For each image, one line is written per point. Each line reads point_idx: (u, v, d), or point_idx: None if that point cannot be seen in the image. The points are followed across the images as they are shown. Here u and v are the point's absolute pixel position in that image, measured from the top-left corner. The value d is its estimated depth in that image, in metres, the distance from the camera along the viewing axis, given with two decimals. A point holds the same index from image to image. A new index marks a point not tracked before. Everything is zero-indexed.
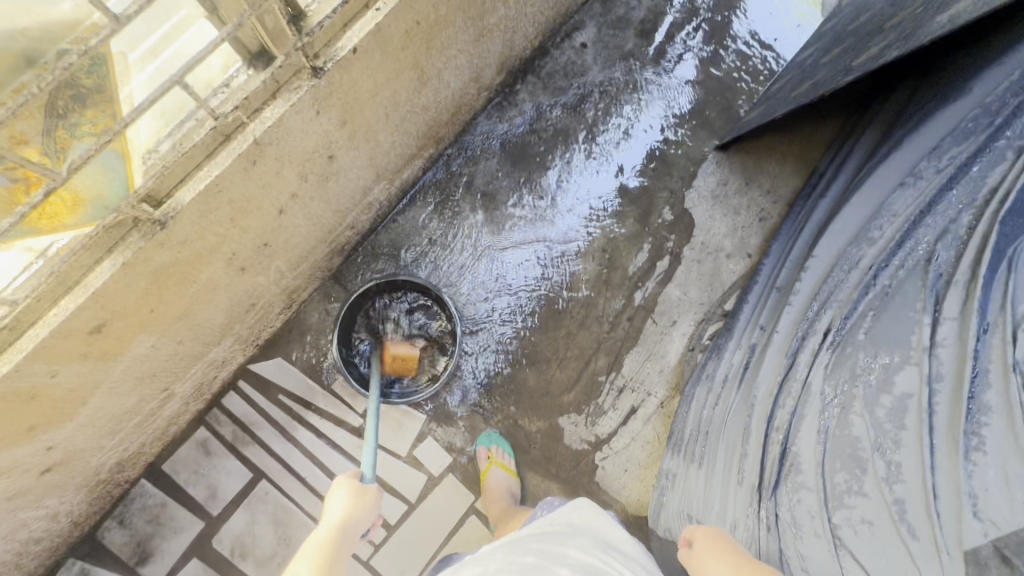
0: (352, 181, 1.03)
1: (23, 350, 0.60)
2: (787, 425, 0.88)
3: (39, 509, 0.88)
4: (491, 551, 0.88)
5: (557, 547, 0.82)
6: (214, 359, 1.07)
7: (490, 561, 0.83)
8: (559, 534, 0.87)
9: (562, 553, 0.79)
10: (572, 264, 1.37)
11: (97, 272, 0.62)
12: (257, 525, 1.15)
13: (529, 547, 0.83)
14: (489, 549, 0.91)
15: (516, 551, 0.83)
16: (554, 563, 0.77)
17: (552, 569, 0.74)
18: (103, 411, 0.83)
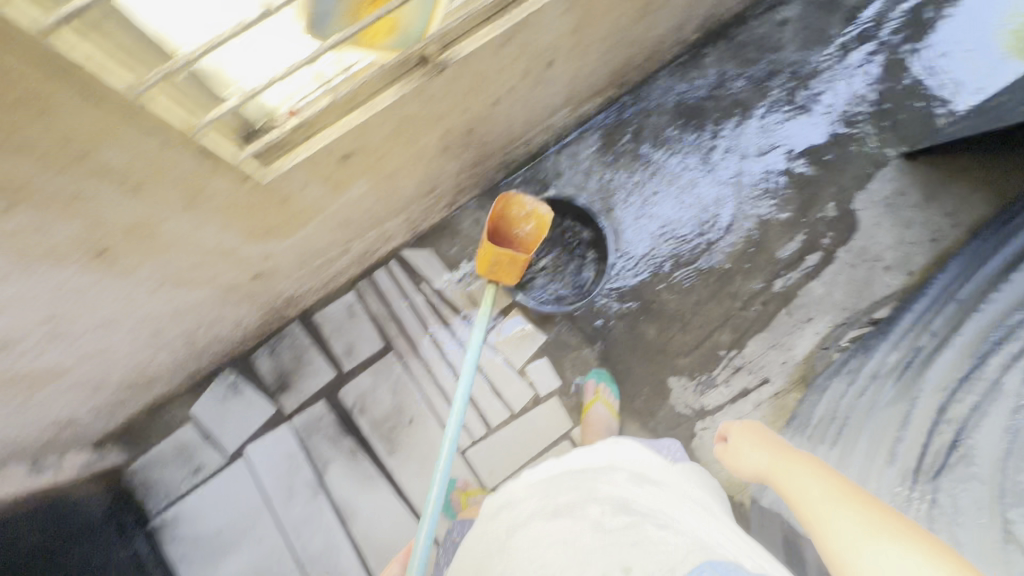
0: (549, 95, 1.08)
1: (317, 146, 0.68)
2: (962, 419, 0.82)
3: (234, 311, 1.03)
4: (528, 486, 0.91)
5: (590, 485, 0.83)
6: (385, 232, 1.18)
7: (526, 503, 0.85)
8: (592, 471, 0.88)
9: (594, 493, 0.81)
10: (718, 235, 1.36)
11: (380, 97, 0.69)
12: (378, 389, 1.28)
13: (563, 487, 0.85)
14: (529, 479, 0.93)
15: (553, 489, 0.86)
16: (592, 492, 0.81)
17: (583, 509, 0.77)
18: (309, 240, 0.95)
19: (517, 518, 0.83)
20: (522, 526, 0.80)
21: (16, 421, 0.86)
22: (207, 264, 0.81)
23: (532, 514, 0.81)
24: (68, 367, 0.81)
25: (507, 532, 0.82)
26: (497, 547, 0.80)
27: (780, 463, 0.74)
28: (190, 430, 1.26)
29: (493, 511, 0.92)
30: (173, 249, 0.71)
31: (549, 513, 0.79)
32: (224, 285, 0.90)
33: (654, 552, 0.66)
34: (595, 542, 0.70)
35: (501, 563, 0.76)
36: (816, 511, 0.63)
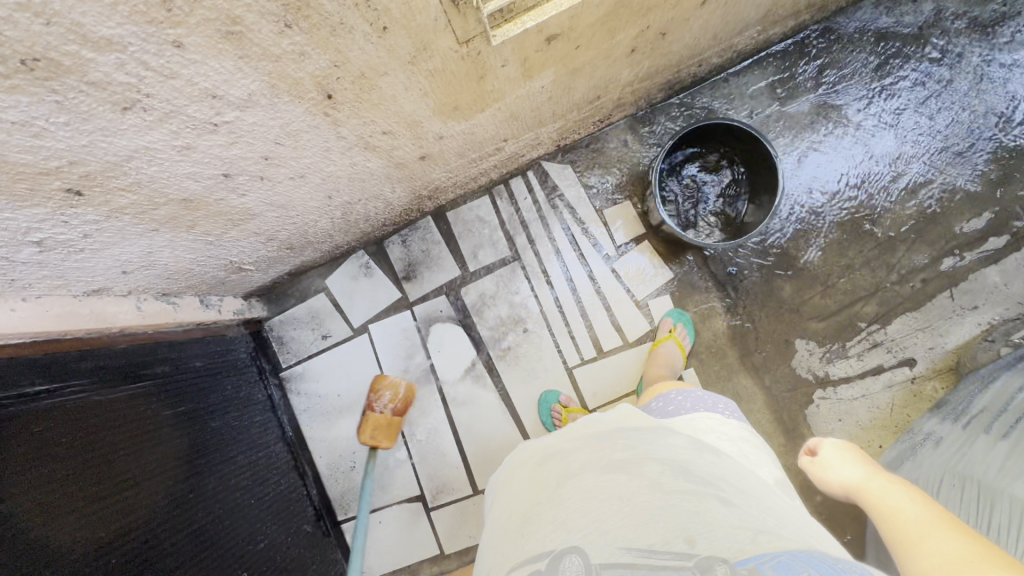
0: (750, 6, 0.97)
1: (545, 16, 0.67)
2: None
3: (391, 191, 1.06)
4: (575, 438, 0.87)
5: (645, 448, 0.80)
6: (537, 137, 1.15)
7: (575, 454, 0.82)
8: (650, 433, 0.85)
9: (649, 456, 0.77)
10: (889, 198, 1.22)
11: None
12: (498, 295, 1.31)
13: (617, 443, 0.81)
14: (577, 430, 0.90)
15: (603, 442, 0.82)
16: (646, 454, 0.78)
17: (639, 467, 0.74)
18: (478, 129, 0.95)
19: (565, 468, 0.79)
20: (572, 475, 0.76)
21: (206, 255, 0.95)
22: (394, 133, 0.82)
23: (582, 466, 0.77)
24: (258, 212, 0.87)
25: (552, 481, 0.78)
26: (542, 494, 0.77)
27: (871, 479, 0.76)
28: (322, 300, 1.36)
29: (532, 461, 0.90)
30: (378, 108, 0.72)
31: (602, 467, 0.75)
32: (396, 161, 0.92)
33: (721, 527, 0.62)
34: (654, 500, 0.67)
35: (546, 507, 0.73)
36: (909, 534, 0.65)
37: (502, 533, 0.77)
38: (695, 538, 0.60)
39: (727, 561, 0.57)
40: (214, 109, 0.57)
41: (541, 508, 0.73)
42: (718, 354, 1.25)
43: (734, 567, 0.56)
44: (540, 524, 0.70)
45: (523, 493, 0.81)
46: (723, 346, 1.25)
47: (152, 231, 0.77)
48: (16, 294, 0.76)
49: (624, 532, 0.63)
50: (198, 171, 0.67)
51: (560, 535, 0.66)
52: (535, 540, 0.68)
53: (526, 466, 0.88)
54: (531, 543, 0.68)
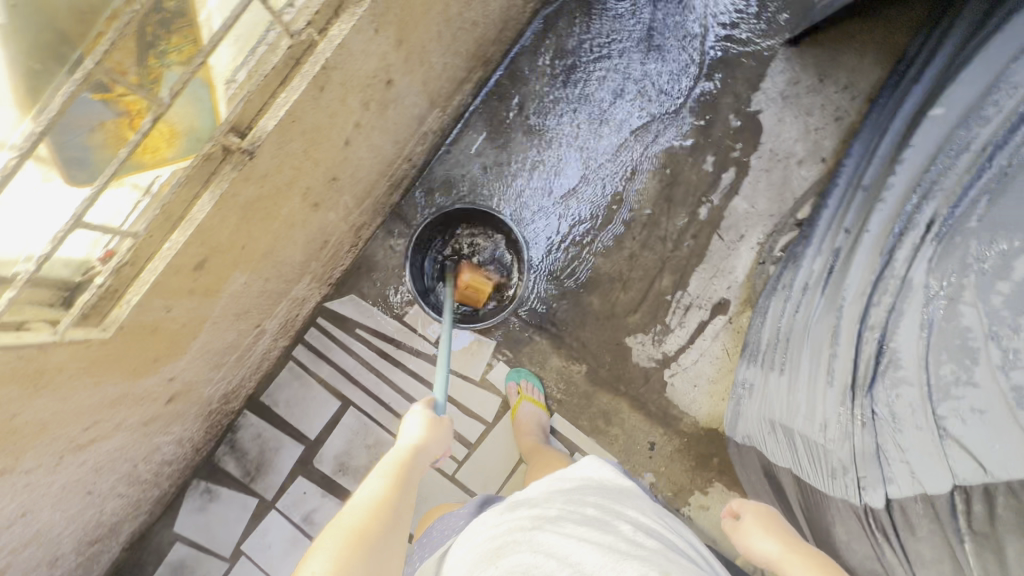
0: (405, 109, 1.00)
1: (146, 284, 0.63)
2: (882, 323, 0.74)
3: (168, 434, 0.99)
4: (541, 495, 0.80)
5: (616, 505, 0.75)
6: (296, 297, 1.13)
7: (548, 504, 0.75)
8: (619, 490, 0.81)
9: (621, 514, 0.73)
10: (631, 183, 1.33)
11: (198, 205, 0.64)
12: (352, 447, 1.26)
13: (588, 497, 0.76)
14: (543, 486, 0.83)
15: (574, 496, 0.77)
16: (618, 514, 0.72)
17: (613, 524, 0.69)
18: (210, 345, 0.91)
19: (538, 515, 0.72)
20: (549, 520, 0.69)
21: None
22: (104, 416, 0.76)
23: (556, 516, 0.71)
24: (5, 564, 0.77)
25: (521, 525, 0.70)
26: (507, 540, 0.68)
27: (790, 558, 0.68)
28: (180, 549, 1.24)
29: (493, 512, 0.80)
30: (48, 428, 0.66)
31: (579, 517, 0.69)
32: (139, 422, 0.86)
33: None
34: (638, 554, 0.62)
35: (524, 546, 0.64)
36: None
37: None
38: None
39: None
40: None
41: (518, 543, 0.66)
42: (571, 387, 1.29)
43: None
44: (517, 559, 0.62)
45: (490, 536, 0.72)
46: (571, 378, 1.29)
47: None
48: None
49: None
50: None
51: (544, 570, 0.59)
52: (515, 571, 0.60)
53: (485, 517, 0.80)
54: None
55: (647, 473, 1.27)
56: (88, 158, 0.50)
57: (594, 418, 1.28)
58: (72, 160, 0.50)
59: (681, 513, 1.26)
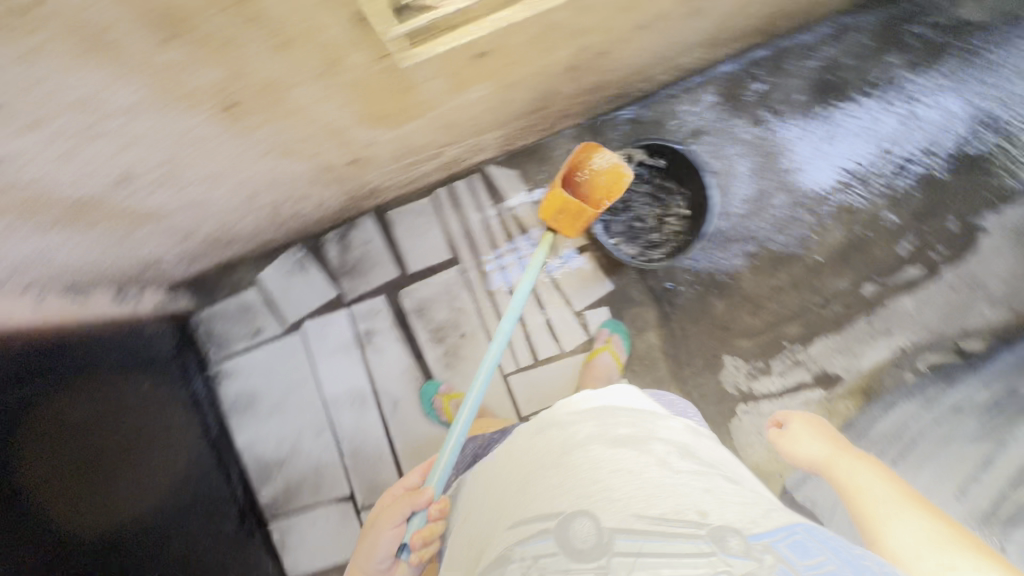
0: (694, 29, 0.95)
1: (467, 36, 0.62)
2: None
3: (322, 192, 1.03)
4: (573, 405, 0.87)
5: (649, 426, 0.81)
6: (479, 144, 1.13)
7: (579, 424, 0.83)
8: (651, 411, 0.86)
9: (655, 433, 0.80)
10: (820, 223, 1.27)
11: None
12: (438, 300, 1.29)
13: (620, 418, 0.82)
14: (575, 397, 0.90)
15: (606, 416, 0.83)
16: (651, 438, 0.79)
17: (647, 445, 0.76)
18: (409, 136, 0.92)
19: (568, 436, 0.81)
20: (578, 446, 0.78)
21: (112, 252, 0.90)
22: (316, 139, 0.79)
23: (588, 437, 0.79)
24: (170, 211, 0.83)
25: (557, 446, 0.80)
26: (544, 459, 0.79)
27: (840, 458, 0.87)
28: (254, 294, 1.31)
29: (529, 422, 0.89)
30: (290, 117, 0.69)
31: (610, 440, 0.77)
32: (322, 165, 0.89)
33: (730, 505, 0.68)
34: (665, 477, 0.71)
35: (557, 473, 0.75)
36: (877, 518, 0.76)
37: (503, 489, 0.81)
38: (706, 512, 0.66)
39: (737, 534, 0.63)
40: (91, 119, 0.53)
41: (547, 470, 0.77)
42: (649, 367, 1.28)
43: (744, 540, 0.63)
44: (549, 486, 0.74)
45: (526, 455, 0.83)
46: (656, 360, 1.28)
47: (42, 230, 0.72)
48: None
49: (636, 503, 0.67)
50: (86, 177, 0.63)
51: (573, 501, 0.70)
52: (544, 501, 0.72)
53: (517, 432, 0.89)
54: (541, 505, 0.72)
55: None
56: None
57: None
58: None
59: None
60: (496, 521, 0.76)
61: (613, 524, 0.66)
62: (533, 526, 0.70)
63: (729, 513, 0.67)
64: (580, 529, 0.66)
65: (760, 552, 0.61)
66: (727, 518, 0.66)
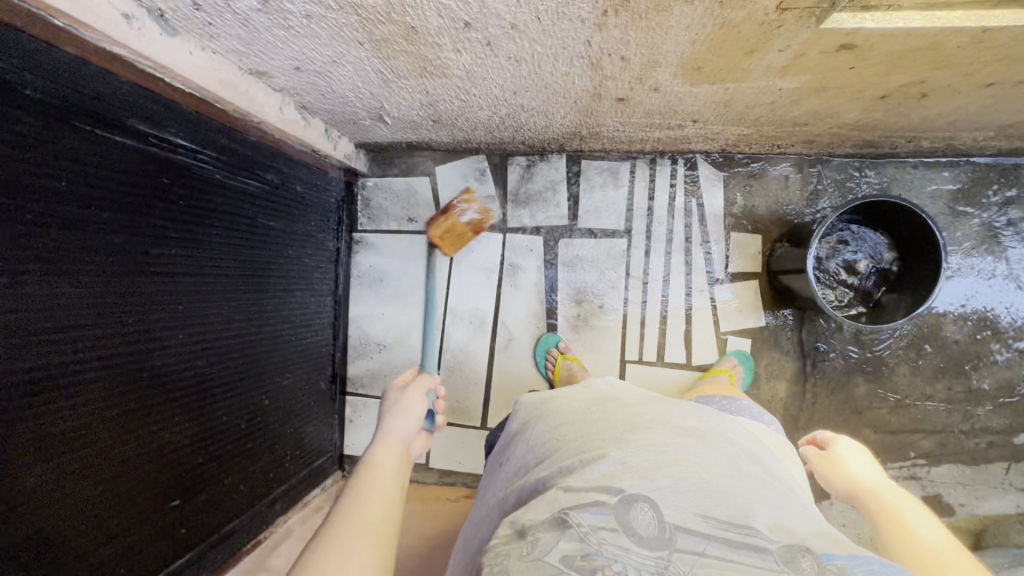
0: (1016, 110, 0.88)
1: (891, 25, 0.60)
2: None
3: (562, 116, 1.01)
4: (639, 395, 0.74)
5: (718, 425, 0.66)
6: (718, 133, 1.09)
7: (639, 407, 0.68)
8: (721, 414, 0.72)
9: (724, 433, 0.65)
10: (1002, 354, 1.19)
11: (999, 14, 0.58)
12: (593, 264, 1.27)
13: (685, 410, 0.67)
14: (639, 392, 0.77)
15: (670, 405, 0.69)
16: (721, 437, 0.63)
17: (716, 442, 0.61)
18: (687, 98, 0.89)
19: (630, 416, 0.66)
20: (635, 427, 0.62)
21: (369, 90, 0.90)
22: (627, 64, 0.77)
23: (650, 420, 0.63)
24: (450, 74, 0.82)
25: (612, 424, 0.65)
26: (595, 435, 0.63)
27: (890, 486, 0.65)
28: (424, 184, 1.32)
29: (581, 397, 0.76)
30: (644, 32, 0.66)
31: (674, 427, 0.62)
32: (598, 90, 0.87)
33: (809, 525, 0.50)
34: (737, 478, 0.54)
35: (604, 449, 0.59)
36: (931, 554, 0.53)
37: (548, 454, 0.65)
38: (780, 523, 0.48)
39: (818, 557, 0.45)
40: None
41: (597, 445, 0.61)
42: (766, 415, 1.24)
43: (820, 560, 0.45)
44: (603, 458, 0.57)
45: (572, 428, 0.68)
46: (775, 411, 1.24)
47: (356, 43, 0.72)
48: (199, 39, 0.71)
49: (700, 500, 0.50)
50: (450, 8, 0.62)
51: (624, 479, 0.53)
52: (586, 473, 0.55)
53: (570, 407, 0.76)
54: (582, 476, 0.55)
55: None
56: None
57: None
58: None
59: None
60: (540, 490, 0.59)
61: (675, 517, 0.48)
62: (577, 494, 0.52)
63: (810, 535, 0.48)
64: (638, 514, 0.49)
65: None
66: (807, 538, 0.47)
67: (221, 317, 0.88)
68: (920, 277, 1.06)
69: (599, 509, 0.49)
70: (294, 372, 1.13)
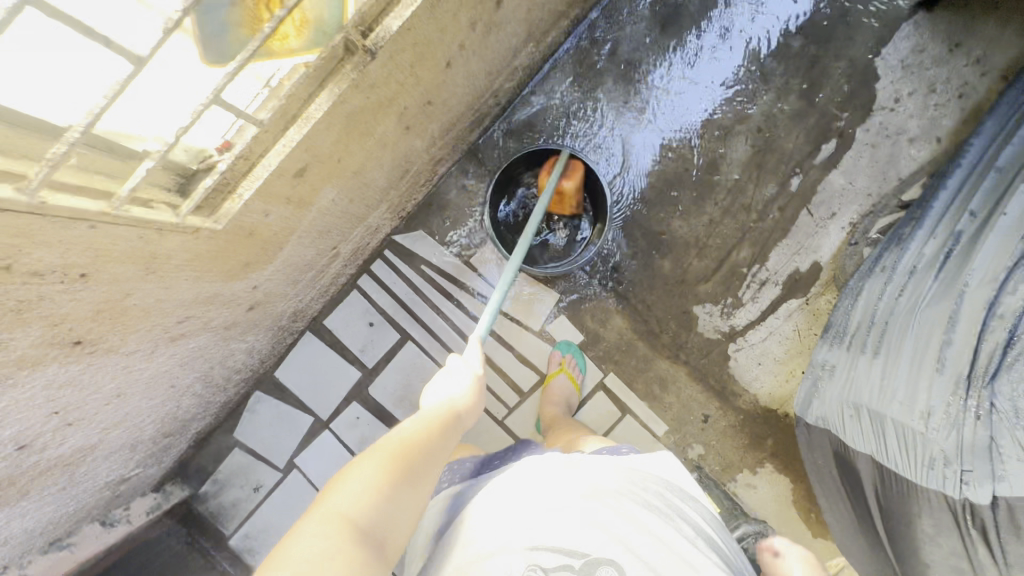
0: (504, 37, 0.95)
1: (259, 179, 0.62)
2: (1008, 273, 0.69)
3: (244, 342, 1.02)
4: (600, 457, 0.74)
5: (679, 498, 0.70)
6: (371, 225, 1.12)
7: (606, 470, 0.70)
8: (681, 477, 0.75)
9: (684, 508, 0.69)
10: (722, 145, 1.25)
11: (316, 104, 0.62)
12: (409, 381, 1.27)
13: (650, 480, 0.71)
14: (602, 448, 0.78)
15: (634, 474, 0.71)
16: (682, 516, 0.66)
17: (677, 519, 0.65)
18: (292, 260, 0.92)
19: (595, 478, 0.68)
20: (605, 492, 0.65)
21: (68, 497, 0.88)
22: (195, 315, 0.78)
23: (613, 487, 0.66)
24: (97, 441, 0.82)
25: (579, 480, 0.66)
26: (565, 489, 0.65)
27: None
28: (238, 454, 1.30)
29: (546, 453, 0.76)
30: (150, 315, 0.68)
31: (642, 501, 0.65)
32: (222, 326, 0.88)
33: None
34: (694, 553, 0.60)
35: (577, 512, 0.61)
36: None
37: (513, 502, 0.65)
38: None
39: None
40: None
41: (571, 501, 0.62)
42: (629, 349, 1.26)
43: None
44: (573, 522, 0.59)
45: (537, 476, 0.68)
46: (632, 341, 1.26)
47: None
48: None
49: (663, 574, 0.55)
50: None
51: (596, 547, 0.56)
52: (567, 534, 0.57)
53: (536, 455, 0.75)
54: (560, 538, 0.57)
55: (697, 445, 1.25)
56: (225, 34, 0.49)
57: (650, 384, 1.25)
58: (210, 32, 0.48)
59: (727, 488, 1.24)
60: (501, 536, 0.60)
61: None
62: None
63: None
64: None
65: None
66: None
67: None
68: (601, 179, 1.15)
69: None
70: None
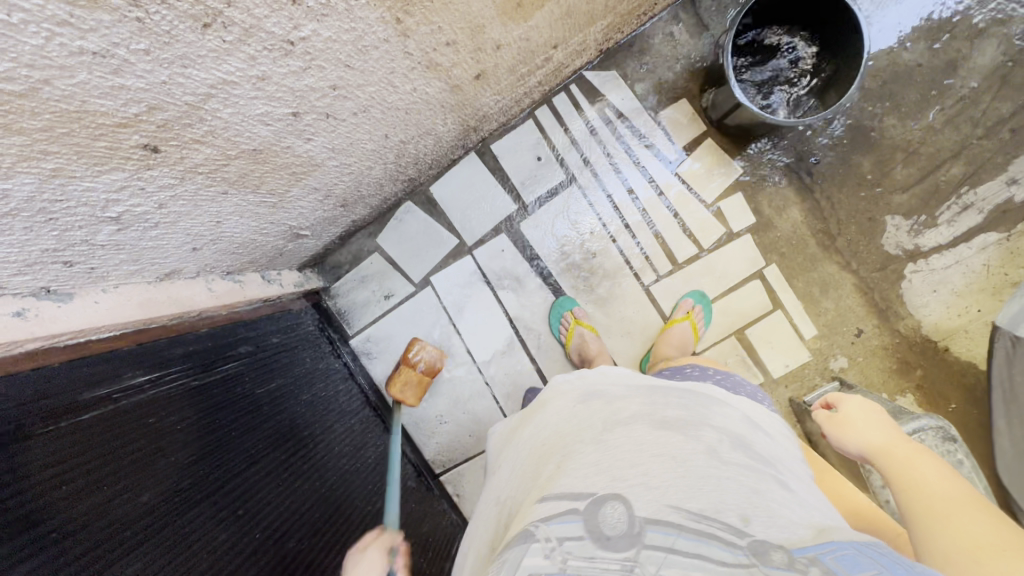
0: None
1: None
2: None
3: (443, 123, 0.99)
4: (627, 389, 0.62)
5: (700, 410, 0.59)
6: (585, 41, 1.06)
7: (624, 405, 0.59)
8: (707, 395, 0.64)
9: (707, 419, 0.57)
10: (968, 46, 1.12)
11: None
12: (562, 225, 1.24)
13: (669, 399, 0.60)
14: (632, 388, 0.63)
15: (656, 396, 0.61)
16: (707, 430, 0.55)
17: (694, 430, 0.54)
18: (532, 34, 0.87)
19: (611, 414, 0.58)
20: (620, 426, 0.55)
21: (269, 220, 0.89)
22: (457, 43, 0.74)
23: (627, 415, 0.56)
24: (321, 161, 0.80)
25: (593, 420, 0.58)
26: (581, 434, 0.56)
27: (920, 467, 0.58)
28: (376, 259, 1.30)
29: (569, 389, 0.67)
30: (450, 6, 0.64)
31: (654, 421, 0.55)
32: (451, 82, 0.85)
33: (783, 512, 0.47)
34: (713, 469, 0.49)
35: (593, 452, 0.52)
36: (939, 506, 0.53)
37: (534, 460, 0.58)
38: (750, 517, 0.45)
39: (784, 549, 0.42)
40: (293, 21, 0.50)
41: (584, 443, 0.54)
42: (798, 245, 1.19)
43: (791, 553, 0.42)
44: (580, 461, 0.51)
45: (559, 426, 0.60)
46: (804, 237, 1.19)
47: (221, 196, 0.71)
48: (96, 285, 0.71)
49: (675, 490, 0.46)
50: (270, 110, 0.60)
51: (597, 482, 0.48)
52: (573, 472, 0.50)
53: (559, 402, 0.66)
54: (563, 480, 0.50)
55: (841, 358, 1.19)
56: None
57: (811, 286, 1.19)
58: None
59: None
60: (522, 499, 0.54)
61: (645, 509, 0.44)
62: (551, 501, 0.47)
63: (777, 523, 0.45)
64: (609, 511, 0.45)
65: (807, 564, 0.41)
66: (773, 531, 0.44)
67: (281, 486, 0.87)
68: (840, 40, 1.05)
69: (570, 514, 0.45)
70: (380, 490, 1.12)
